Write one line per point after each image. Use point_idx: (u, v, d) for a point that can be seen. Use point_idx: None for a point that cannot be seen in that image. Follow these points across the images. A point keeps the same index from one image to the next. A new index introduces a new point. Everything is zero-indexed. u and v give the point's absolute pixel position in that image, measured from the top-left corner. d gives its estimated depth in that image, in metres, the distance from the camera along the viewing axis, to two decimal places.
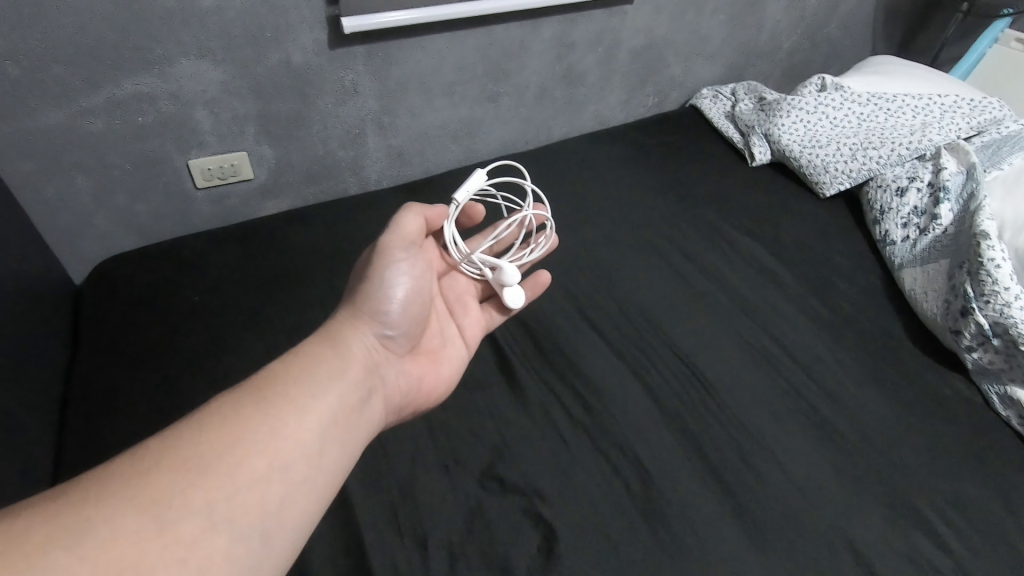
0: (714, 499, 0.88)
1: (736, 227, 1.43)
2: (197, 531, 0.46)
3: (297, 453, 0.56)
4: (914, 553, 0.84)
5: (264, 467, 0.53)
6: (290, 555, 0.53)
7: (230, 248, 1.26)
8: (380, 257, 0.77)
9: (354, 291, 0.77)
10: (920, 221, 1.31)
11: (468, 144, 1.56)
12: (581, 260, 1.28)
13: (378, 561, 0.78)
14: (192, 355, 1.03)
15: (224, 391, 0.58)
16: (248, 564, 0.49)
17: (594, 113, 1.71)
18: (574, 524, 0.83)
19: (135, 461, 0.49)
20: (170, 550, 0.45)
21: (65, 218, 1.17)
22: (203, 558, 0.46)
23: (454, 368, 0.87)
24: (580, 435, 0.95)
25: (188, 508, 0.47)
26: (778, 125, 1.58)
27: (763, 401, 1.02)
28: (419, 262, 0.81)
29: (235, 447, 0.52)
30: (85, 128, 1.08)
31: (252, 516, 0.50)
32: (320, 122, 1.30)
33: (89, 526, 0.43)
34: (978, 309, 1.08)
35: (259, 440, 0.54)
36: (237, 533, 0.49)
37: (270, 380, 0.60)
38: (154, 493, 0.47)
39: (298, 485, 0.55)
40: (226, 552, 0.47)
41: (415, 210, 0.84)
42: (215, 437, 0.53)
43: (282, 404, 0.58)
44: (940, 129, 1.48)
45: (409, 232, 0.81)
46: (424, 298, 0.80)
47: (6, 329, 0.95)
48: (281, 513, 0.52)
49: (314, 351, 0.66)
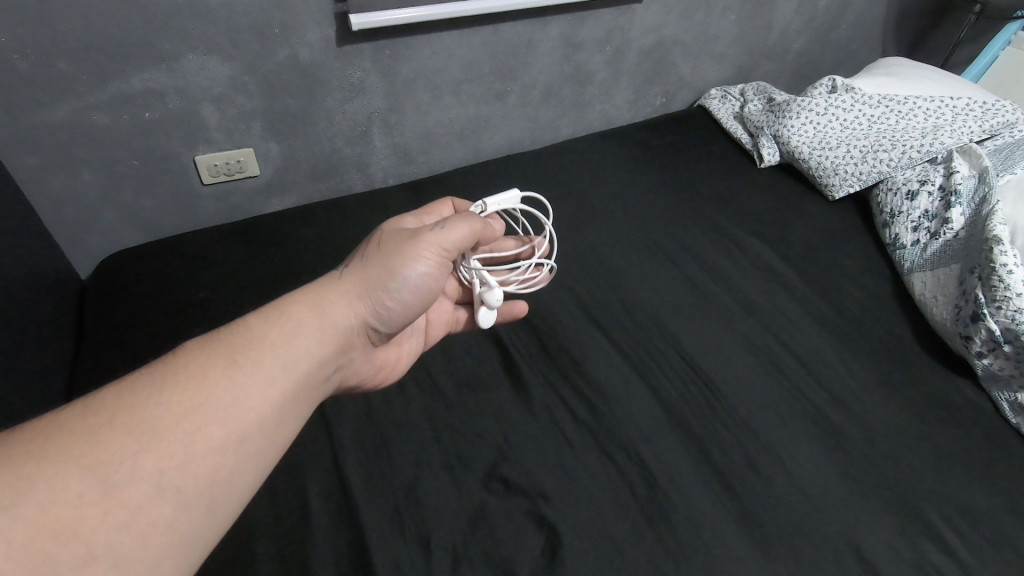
0: (719, 503, 0.87)
1: (743, 229, 1.42)
2: (143, 497, 0.46)
3: (255, 425, 0.55)
4: (922, 560, 0.83)
5: (220, 438, 0.52)
6: (228, 523, 0.53)
7: (236, 245, 1.26)
8: (408, 248, 0.74)
9: (360, 263, 0.74)
10: (931, 225, 1.30)
11: (475, 143, 1.55)
12: (587, 260, 1.27)
13: (381, 561, 0.78)
14: None
15: (196, 348, 0.56)
16: (190, 533, 0.49)
17: (601, 112, 1.70)
18: (578, 526, 0.83)
19: (87, 415, 0.48)
20: (113, 516, 0.44)
21: (70, 213, 1.17)
22: (146, 525, 0.46)
23: (407, 358, 0.90)
24: (585, 436, 0.94)
25: (135, 474, 0.47)
26: (787, 126, 1.57)
27: (768, 404, 1.01)
28: (442, 267, 0.78)
29: (195, 414, 0.52)
30: (92, 124, 1.08)
31: (200, 485, 0.50)
32: (326, 119, 1.30)
33: (33, 484, 0.43)
34: (989, 315, 1.07)
35: (221, 409, 0.53)
36: (183, 501, 0.49)
37: (245, 344, 0.59)
38: (103, 454, 0.46)
39: (249, 456, 0.54)
40: (171, 521, 0.47)
41: (473, 226, 0.80)
42: (176, 400, 0.52)
43: (251, 374, 0.57)
44: (953, 131, 1.46)
45: (453, 241, 0.77)
46: (431, 297, 0.78)
47: (10, 321, 0.96)
48: (229, 483, 0.52)
49: (299, 319, 0.64)
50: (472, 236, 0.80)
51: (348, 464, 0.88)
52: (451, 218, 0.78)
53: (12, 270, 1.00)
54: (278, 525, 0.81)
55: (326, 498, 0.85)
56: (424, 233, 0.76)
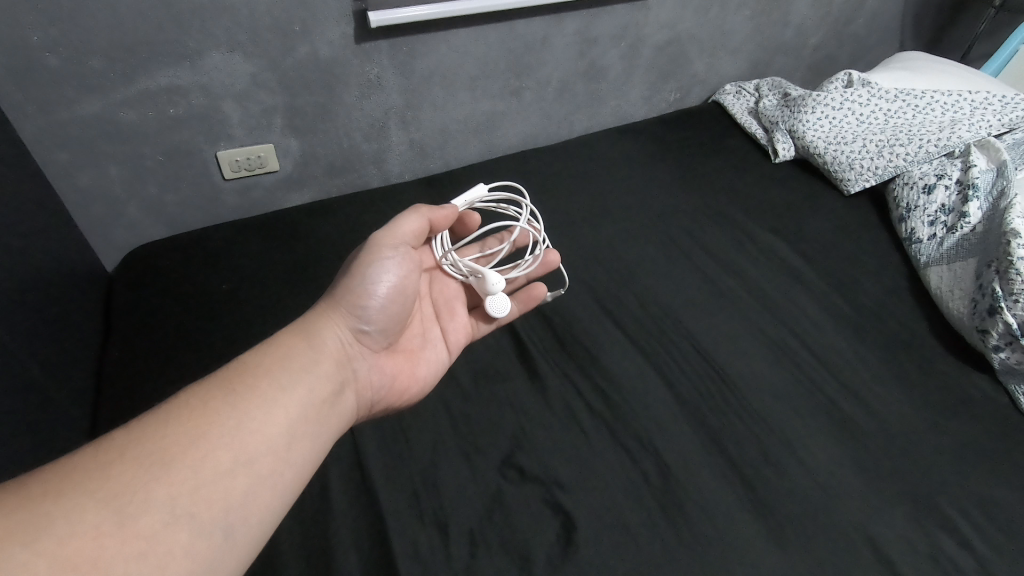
0: (733, 493, 0.88)
1: (757, 223, 1.42)
2: (157, 526, 0.48)
3: (260, 446, 0.58)
4: (937, 551, 0.83)
5: (228, 462, 0.55)
6: (252, 548, 0.55)
7: (256, 240, 1.28)
8: (368, 252, 0.79)
9: (336, 284, 0.79)
10: (948, 219, 1.30)
11: (490, 139, 1.57)
12: (601, 254, 1.28)
13: (401, 544, 0.80)
14: (219, 342, 1.06)
15: (193, 385, 0.60)
16: (209, 560, 0.50)
17: (616, 108, 1.71)
18: (593, 514, 0.84)
19: (96, 455, 0.50)
20: (129, 545, 0.46)
21: (97, 207, 1.21)
22: (163, 553, 0.47)
23: (432, 370, 0.89)
24: (600, 427, 0.96)
25: (150, 502, 0.48)
26: (802, 121, 1.57)
27: (781, 396, 1.02)
28: (410, 267, 0.82)
29: (201, 441, 0.54)
30: (120, 120, 1.11)
31: (214, 510, 0.52)
32: (344, 115, 1.32)
33: (49, 521, 0.44)
34: (1007, 309, 1.07)
35: (225, 434, 0.56)
36: (199, 528, 0.50)
37: (239, 374, 0.62)
38: (116, 488, 0.48)
39: (262, 478, 0.57)
40: (188, 546, 0.49)
41: (419, 213, 0.85)
42: (180, 432, 0.54)
43: (249, 398, 0.60)
44: (971, 125, 1.45)
45: (404, 231, 0.83)
46: (408, 299, 0.82)
47: (42, 314, 0.99)
48: (245, 507, 0.54)
49: (289, 346, 0.69)
50: (424, 226, 0.86)
51: (367, 451, 0.90)
52: (397, 214, 0.84)
53: (42, 263, 1.03)
54: (301, 509, 0.83)
55: (347, 485, 0.87)
56: (379, 237, 0.81)
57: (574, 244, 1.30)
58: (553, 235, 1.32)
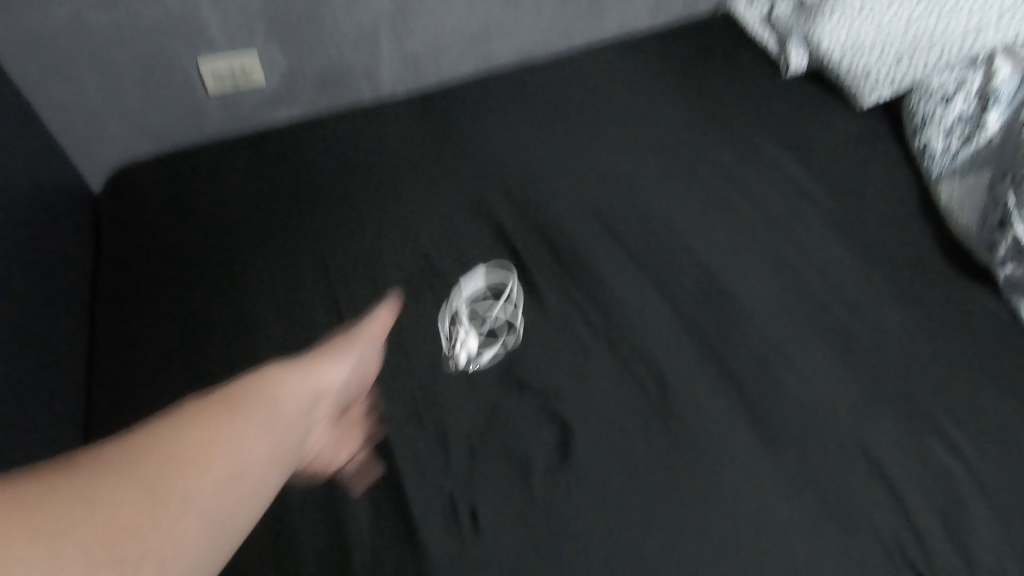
0: (729, 403, 0.89)
1: (765, 137, 1.37)
2: (168, 528, 0.50)
3: (265, 451, 0.60)
4: (926, 456, 0.85)
5: (235, 465, 0.57)
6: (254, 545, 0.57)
7: (244, 157, 1.23)
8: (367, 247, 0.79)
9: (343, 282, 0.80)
10: (965, 130, 1.23)
11: (487, 50, 1.47)
12: (602, 170, 1.24)
13: (402, 452, 0.83)
14: (202, 263, 1.03)
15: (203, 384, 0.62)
16: (211, 556, 0.53)
17: (620, 16, 1.61)
18: (589, 424, 0.86)
19: (110, 450, 0.53)
20: (138, 548, 0.48)
21: (77, 122, 1.19)
22: (169, 552, 0.50)
23: (434, 367, 0.91)
24: (599, 341, 0.95)
25: (159, 505, 0.51)
26: (818, 29, 1.48)
27: (782, 310, 1.01)
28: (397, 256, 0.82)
29: (209, 445, 0.56)
30: (92, 25, 1.09)
31: (220, 511, 0.54)
32: (330, 21, 1.25)
33: (67, 511, 0.47)
34: (1019, 221, 1.03)
35: (232, 437, 0.58)
36: (205, 526, 0.53)
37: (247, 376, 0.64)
38: (129, 488, 0.50)
39: (264, 479, 0.59)
40: (194, 546, 0.52)
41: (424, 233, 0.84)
42: (189, 432, 0.56)
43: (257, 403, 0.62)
44: (1003, 27, 1.33)
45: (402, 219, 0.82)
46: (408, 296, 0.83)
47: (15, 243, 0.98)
48: (248, 505, 0.57)
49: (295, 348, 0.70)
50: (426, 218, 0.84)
51: None
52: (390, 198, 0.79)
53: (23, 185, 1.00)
54: None
55: None
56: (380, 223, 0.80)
57: (573, 160, 1.25)
58: (553, 150, 1.26)
